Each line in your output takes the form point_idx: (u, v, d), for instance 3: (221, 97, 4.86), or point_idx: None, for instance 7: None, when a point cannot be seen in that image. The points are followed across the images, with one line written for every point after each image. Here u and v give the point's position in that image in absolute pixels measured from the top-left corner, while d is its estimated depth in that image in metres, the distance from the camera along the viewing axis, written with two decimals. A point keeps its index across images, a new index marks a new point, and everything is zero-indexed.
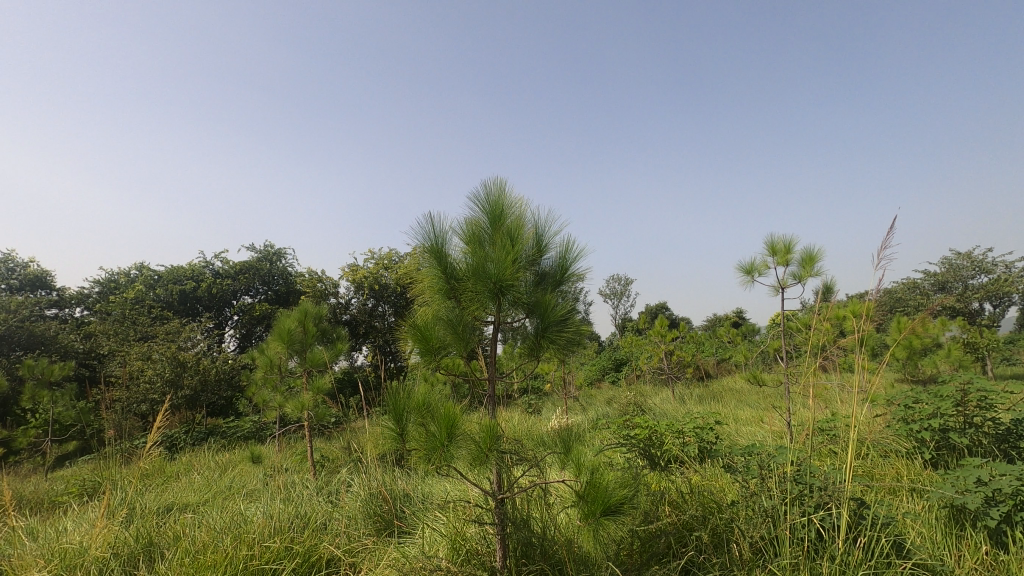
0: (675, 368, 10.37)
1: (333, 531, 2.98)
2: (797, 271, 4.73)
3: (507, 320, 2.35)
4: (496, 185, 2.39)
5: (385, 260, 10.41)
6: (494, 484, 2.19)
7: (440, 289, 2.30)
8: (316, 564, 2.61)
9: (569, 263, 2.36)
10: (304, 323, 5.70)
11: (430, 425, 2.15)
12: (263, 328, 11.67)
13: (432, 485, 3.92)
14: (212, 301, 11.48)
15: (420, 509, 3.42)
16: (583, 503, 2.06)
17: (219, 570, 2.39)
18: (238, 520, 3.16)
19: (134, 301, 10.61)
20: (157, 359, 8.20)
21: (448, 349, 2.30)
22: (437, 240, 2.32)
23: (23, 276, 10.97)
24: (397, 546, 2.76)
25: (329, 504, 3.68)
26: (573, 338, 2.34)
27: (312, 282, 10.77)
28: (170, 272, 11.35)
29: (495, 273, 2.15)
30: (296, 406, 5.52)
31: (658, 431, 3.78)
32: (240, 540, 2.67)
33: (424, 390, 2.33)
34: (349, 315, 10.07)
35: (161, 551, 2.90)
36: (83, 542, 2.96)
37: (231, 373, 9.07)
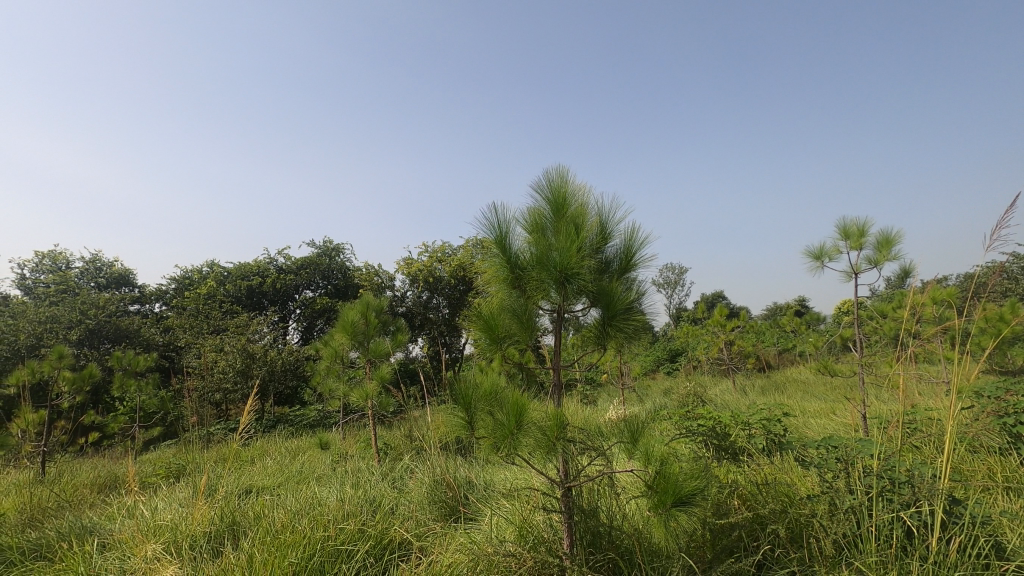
0: (736, 359, 10.05)
1: (403, 515, 3.07)
2: (873, 256, 4.45)
3: (570, 309, 2.34)
4: (558, 173, 2.38)
5: (439, 253, 10.56)
6: (562, 472, 2.20)
7: (505, 279, 2.32)
8: (388, 546, 2.71)
9: (633, 251, 2.33)
10: (366, 315, 5.89)
11: (499, 413, 2.18)
12: (325, 320, 12.14)
13: (494, 473, 3.97)
14: (277, 295, 12.01)
15: (484, 497, 3.48)
16: (652, 494, 2.05)
17: (298, 549, 2.51)
18: (313, 503, 3.32)
19: (207, 296, 11.26)
20: (229, 351, 8.72)
21: (514, 339, 2.33)
22: (500, 231, 2.33)
23: (110, 274, 11.85)
24: (465, 531, 2.82)
25: (395, 489, 3.79)
26: (639, 327, 2.30)
27: (369, 276, 11.11)
28: (239, 268, 11.96)
29: (560, 262, 2.14)
30: (360, 395, 5.71)
31: (723, 422, 3.68)
32: (317, 522, 2.80)
33: (490, 379, 2.37)
34: (405, 307, 10.33)
35: (243, 530, 3.08)
36: (173, 520, 3.18)
37: (297, 364, 9.48)
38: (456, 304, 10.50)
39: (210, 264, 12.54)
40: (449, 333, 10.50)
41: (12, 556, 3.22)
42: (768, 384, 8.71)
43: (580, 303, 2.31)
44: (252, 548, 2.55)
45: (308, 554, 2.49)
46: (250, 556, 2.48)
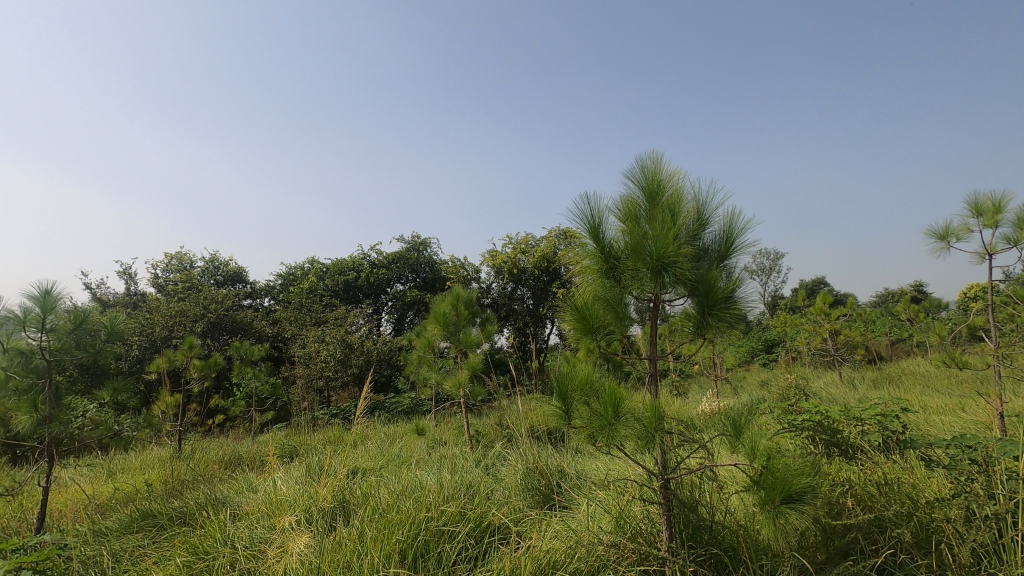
0: (842, 349, 9.30)
1: (499, 500, 3.16)
2: (1012, 234, 3.95)
3: (666, 298, 2.28)
4: (652, 160, 2.34)
5: (523, 244, 10.64)
6: (660, 464, 2.17)
7: (600, 269, 2.30)
8: (487, 529, 2.80)
9: (732, 236, 2.24)
10: (456, 307, 6.09)
11: (596, 404, 2.18)
12: (415, 312, 12.65)
13: (585, 463, 3.98)
14: (371, 289, 12.67)
15: (577, 486, 3.49)
16: (759, 490, 1.96)
17: (404, 527, 2.65)
18: (414, 485, 3.50)
19: (309, 291, 12.12)
20: (330, 342, 9.39)
21: (609, 329, 2.31)
22: (593, 220, 2.31)
23: (226, 272, 13.04)
24: (561, 518, 2.85)
25: (489, 476, 3.90)
26: (741, 316, 2.20)
27: (456, 269, 11.45)
28: (336, 264, 12.72)
29: (656, 250, 2.09)
30: (453, 384, 5.92)
31: (832, 417, 3.44)
32: (420, 503, 2.94)
33: (585, 370, 2.37)
34: (491, 299, 10.57)
35: (352, 507, 3.31)
36: (291, 496, 3.47)
37: (391, 354, 9.96)
38: (540, 295, 10.55)
39: (310, 260, 13.44)
40: (534, 324, 10.58)
41: (162, 521, 3.67)
42: (880, 376, 8.02)
43: (676, 291, 2.25)
44: (362, 524, 2.73)
45: (413, 533, 2.63)
46: (362, 532, 2.65)
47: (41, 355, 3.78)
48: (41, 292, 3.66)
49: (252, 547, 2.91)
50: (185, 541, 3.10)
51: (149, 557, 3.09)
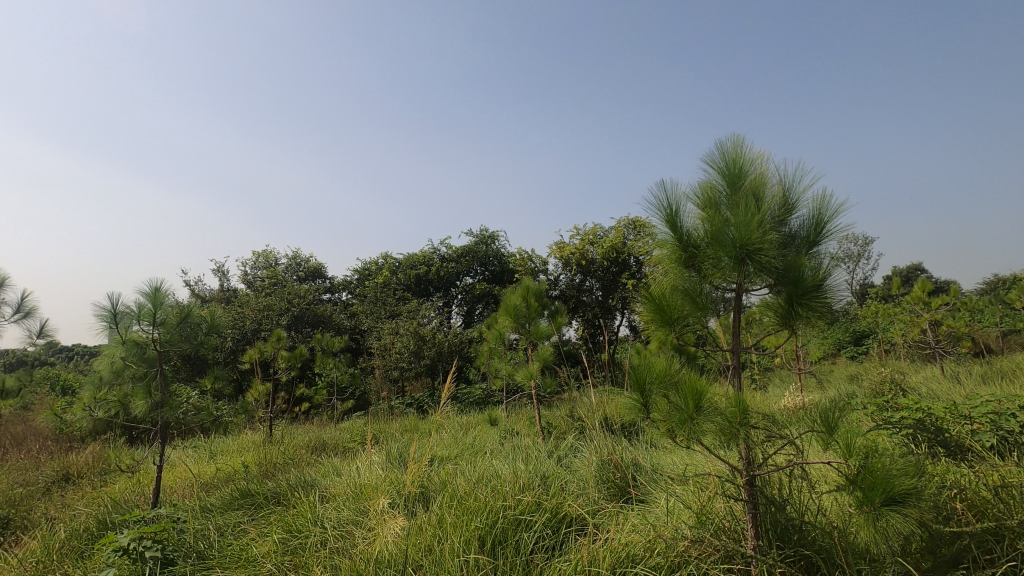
0: (945, 342, 8.53)
1: (575, 492, 3.17)
2: None
3: (749, 287, 2.19)
4: (733, 143, 2.25)
5: (591, 235, 10.52)
6: (745, 460, 2.09)
7: (679, 259, 2.24)
8: (563, 520, 2.82)
9: (823, 220, 2.11)
10: (527, 299, 6.11)
11: (677, 397, 2.12)
12: (484, 305, 12.84)
13: (661, 458, 3.90)
14: (441, 282, 12.97)
15: (654, 481, 3.43)
16: (856, 490, 1.84)
17: (482, 515, 2.72)
18: (490, 474, 3.56)
19: (383, 285, 12.60)
20: (404, 334, 9.72)
21: (688, 320, 2.24)
22: (671, 208, 2.25)
23: (307, 268, 13.78)
24: (639, 512, 2.82)
25: (563, 467, 3.90)
26: (834, 306, 2.06)
27: (524, 261, 11.54)
28: (408, 258, 13.12)
29: (739, 237, 2.01)
30: (525, 375, 5.96)
31: (936, 415, 3.17)
32: (497, 492, 3.00)
33: (663, 362, 2.31)
34: (559, 291, 10.54)
35: (432, 494, 3.41)
36: (374, 481, 3.64)
37: (462, 346, 10.17)
38: (609, 286, 10.40)
39: (384, 255, 13.94)
40: (604, 315, 10.46)
41: (259, 500, 3.96)
42: (991, 372, 7.28)
43: (761, 280, 2.15)
44: (442, 510, 2.82)
45: (491, 520, 2.68)
46: (442, 518, 2.74)
47: (153, 346, 4.16)
48: (151, 289, 4.03)
49: (339, 527, 3.07)
50: (280, 519, 3.33)
51: (249, 533, 3.34)
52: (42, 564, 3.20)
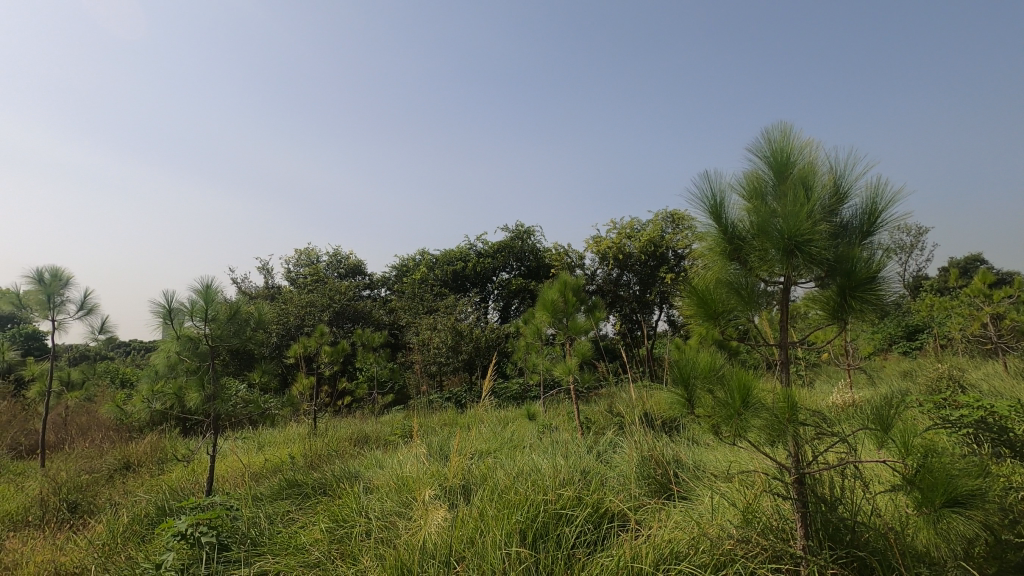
0: (1009, 337, 8.05)
1: (616, 487, 3.14)
2: None
3: (797, 279, 2.12)
4: (780, 132, 2.18)
5: (628, 229, 10.38)
6: (794, 457, 2.03)
7: (723, 251, 2.19)
8: (605, 515, 2.80)
9: (878, 210, 2.02)
10: (564, 294, 6.07)
11: (723, 392, 2.08)
12: (520, 300, 12.85)
13: (703, 454, 3.83)
14: (478, 278, 13.04)
15: (697, 478, 3.37)
16: (914, 490, 1.77)
17: (524, 508, 2.73)
18: (529, 469, 3.57)
19: (421, 281, 12.77)
20: (442, 330, 9.83)
21: (734, 314, 2.19)
22: (715, 200, 2.21)
23: (347, 265, 14.07)
24: (682, 508, 2.78)
25: (602, 462, 3.88)
26: (889, 300, 1.98)
27: (560, 257, 11.51)
28: (445, 254, 13.24)
29: (787, 228, 1.95)
30: (563, 370, 5.94)
31: (1000, 413, 3.00)
32: (537, 486, 3.00)
33: (708, 356, 2.27)
34: (596, 285, 10.45)
35: (472, 487, 3.44)
36: (416, 474, 3.70)
37: (499, 341, 10.22)
38: (647, 281, 10.25)
39: (421, 252, 14.10)
40: (641, 310, 10.33)
41: (306, 490, 4.08)
42: None
43: (810, 273, 2.08)
44: (483, 503, 2.84)
45: (532, 514, 2.69)
46: (483, 511, 2.76)
47: (206, 341, 4.34)
48: (203, 287, 4.20)
49: (384, 518, 3.13)
50: (327, 509, 3.42)
51: (297, 521, 3.45)
52: (108, 546, 3.38)
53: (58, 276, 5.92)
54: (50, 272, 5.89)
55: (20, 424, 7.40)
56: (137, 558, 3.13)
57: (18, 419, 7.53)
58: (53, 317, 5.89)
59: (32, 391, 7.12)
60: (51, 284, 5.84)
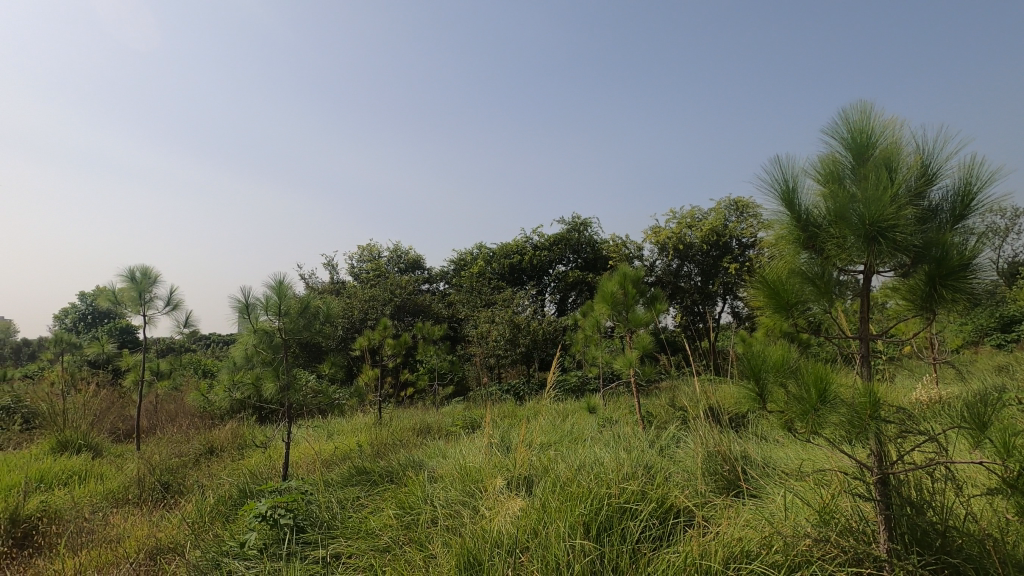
0: None
1: (681, 483, 3.08)
2: None
3: (878, 267, 1.99)
4: (858, 112, 2.06)
5: (689, 218, 10.09)
6: (876, 457, 1.92)
7: (797, 239, 2.09)
8: (670, 510, 2.76)
9: (972, 191, 1.87)
10: (624, 286, 5.97)
11: (797, 387, 2.00)
12: (577, 293, 12.77)
13: (773, 451, 3.69)
14: (534, 271, 13.05)
15: (766, 476, 3.26)
16: (1016, 495, 1.63)
17: (587, 501, 2.72)
18: (591, 462, 3.56)
19: (478, 275, 12.91)
20: (500, 323, 9.91)
21: (808, 305, 2.09)
22: (787, 186, 2.11)
23: (407, 260, 14.42)
24: (752, 506, 2.69)
25: (666, 457, 3.81)
26: (985, 288, 1.82)
27: (618, 248, 11.37)
28: (501, 248, 13.32)
29: (868, 213, 1.83)
30: (623, 362, 5.86)
31: None
32: (600, 480, 2.98)
33: (779, 349, 2.17)
34: (655, 277, 10.23)
35: (534, 478, 3.47)
36: (479, 464, 3.77)
37: (556, 333, 10.20)
38: (709, 271, 9.93)
39: (478, 246, 14.25)
40: (703, 302, 10.02)
41: (374, 477, 4.25)
42: None
43: (894, 261, 1.95)
44: (546, 495, 2.85)
45: (596, 507, 2.68)
46: (546, 502, 2.78)
47: (279, 334, 4.58)
48: (277, 282, 4.44)
49: (449, 506, 3.21)
50: (394, 496, 3.55)
51: (367, 507, 3.60)
52: (198, 524, 3.66)
53: (147, 275, 6.40)
54: (140, 271, 6.37)
55: (118, 410, 8.08)
56: (223, 536, 3.36)
57: (116, 406, 8.21)
58: (144, 313, 6.38)
59: (128, 380, 7.74)
60: (142, 282, 6.31)
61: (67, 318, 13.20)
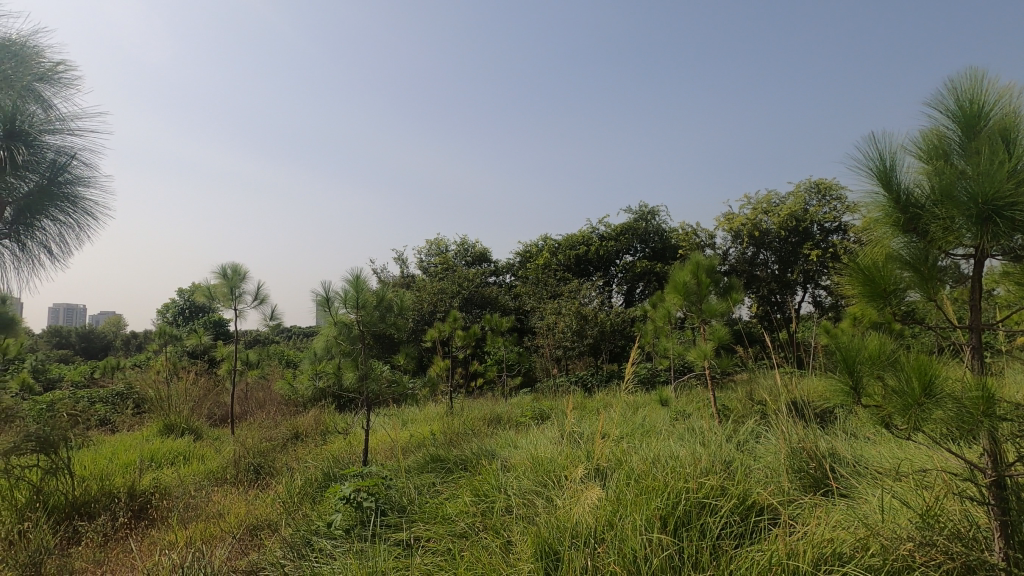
0: None
1: (764, 480, 2.96)
2: None
3: (991, 251, 1.81)
4: (969, 80, 1.88)
5: (765, 204, 9.61)
6: (991, 457, 1.76)
7: (896, 221, 1.94)
8: (752, 507, 2.66)
9: None
10: (698, 275, 5.76)
11: (897, 380, 1.86)
12: (646, 283, 12.50)
13: (865, 448, 3.46)
14: (601, 262, 12.88)
15: (858, 475, 3.07)
16: None
17: (663, 495, 2.68)
18: (666, 455, 3.49)
19: (544, 267, 12.92)
20: (567, 314, 9.87)
21: (908, 292, 1.93)
22: (884, 164, 1.97)
23: (474, 253, 14.63)
24: (843, 506, 2.55)
25: (746, 452, 3.67)
26: None
27: (688, 237, 11.02)
28: (567, 239, 13.23)
29: (981, 189, 1.66)
30: (698, 354, 5.68)
31: None
32: (677, 474, 2.92)
33: (876, 339, 2.03)
34: (728, 265, 9.83)
35: (607, 469, 3.44)
36: (550, 455, 3.79)
37: (624, 325, 10.04)
38: (788, 259, 9.42)
39: (543, 238, 14.22)
40: (781, 291, 9.53)
41: (448, 464, 4.37)
42: None
43: (1011, 243, 1.76)
44: (621, 486, 2.83)
45: (673, 501, 2.63)
46: (621, 494, 2.75)
47: (357, 326, 4.79)
48: (354, 277, 4.64)
49: (522, 495, 3.25)
50: (469, 483, 3.64)
51: (443, 493, 3.71)
52: (288, 504, 3.91)
53: (237, 271, 6.87)
54: (231, 268, 6.86)
55: (214, 397, 8.75)
56: (312, 515, 3.57)
57: (213, 393, 8.89)
58: (235, 307, 6.86)
59: (222, 369, 8.36)
60: (233, 279, 6.79)
61: (168, 313, 14.41)
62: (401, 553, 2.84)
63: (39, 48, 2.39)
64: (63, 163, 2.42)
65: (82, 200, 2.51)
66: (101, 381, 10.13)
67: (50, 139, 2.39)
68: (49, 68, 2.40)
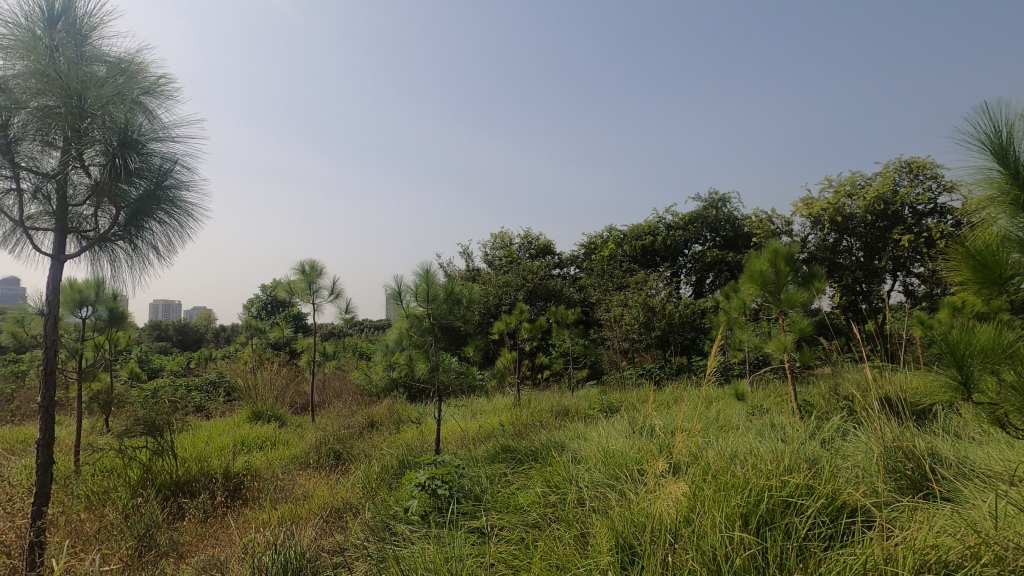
0: None
1: (855, 480, 2.78)
2: None
3: None
4: None
5: (848, 186, 9.00)
6: None
7: (1016, 199, 1.73)
8: (842, 508, 2.51)
9: None
10: (775, 264, 5.46)
11: (1015, 375, 1.69)
12: (716, 274, 12.04)
13: (971, 449, 3.17)
14: (668, 252, 12.53)
15: (964, 477, 2.82)
16: None
17: (743, 492, 2.58)
18: (745, 451, 3.35)
19: (609, 258, 12.73)
20: (633, 306, 9.66)
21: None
22: (998, 137, 1.78)
23: (538, 246, 14.61)
24: (946, 511, 2.36)
25: (832, 449, 3.46)
26: None
27: (763, 224, 10.51)
28: (632, 229, 12.96)
29: None
30: (776, 346, 5.41)
31: None
32: (757, 470, 2.80)
33: (990, 329, 1.84)
34: (808, 253, 9.28)
35: (681, 464, 3.35)
36: (622, 448, 3.74)
37: (695, 317, 9.71)
38: (874, 245, 8.79)
39: (608, 229, 14.00)
40: (868, 279, 8.89)
41: (519, 455, 4.41)
42: None
43: None
44: (698, 481, 2.74)
45: (755, 499, 2.52)
46: (699, 490, 2.66)
47: (427, 318, 4.91)
48: (423, 271, 4.76)
49: (595, 488, 3.23)
50: (540, 475, 3.66)
51: (514, 483, 3.75)
52: (367, 489, 4.09)
53: (315, 268, 7.22)
54: (308, 265, 7.21)
55: (295, 386, 9.25)
56: (390, 501, 3.72)
57: (294, 382, 9.42)
58: (313, 302, 7.22)
59: (302, 360, 8.83)
60: (310, 274, 7.15)
61: (253, 308, 15.38)
62: (476, 540, 2.90)
63: (144, 64, 2.62)
64: (167, 168, 2.62)
65: (184, 202, 2.73)
66: (195, 371, 10.96)
67: (157, 146, 2.59)
68: (153, 82, 2.61)
